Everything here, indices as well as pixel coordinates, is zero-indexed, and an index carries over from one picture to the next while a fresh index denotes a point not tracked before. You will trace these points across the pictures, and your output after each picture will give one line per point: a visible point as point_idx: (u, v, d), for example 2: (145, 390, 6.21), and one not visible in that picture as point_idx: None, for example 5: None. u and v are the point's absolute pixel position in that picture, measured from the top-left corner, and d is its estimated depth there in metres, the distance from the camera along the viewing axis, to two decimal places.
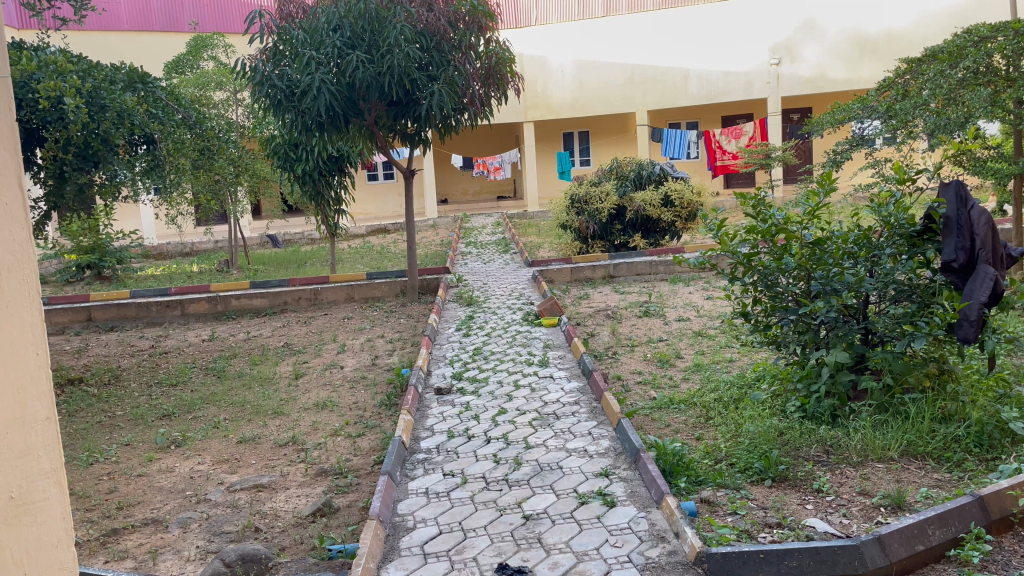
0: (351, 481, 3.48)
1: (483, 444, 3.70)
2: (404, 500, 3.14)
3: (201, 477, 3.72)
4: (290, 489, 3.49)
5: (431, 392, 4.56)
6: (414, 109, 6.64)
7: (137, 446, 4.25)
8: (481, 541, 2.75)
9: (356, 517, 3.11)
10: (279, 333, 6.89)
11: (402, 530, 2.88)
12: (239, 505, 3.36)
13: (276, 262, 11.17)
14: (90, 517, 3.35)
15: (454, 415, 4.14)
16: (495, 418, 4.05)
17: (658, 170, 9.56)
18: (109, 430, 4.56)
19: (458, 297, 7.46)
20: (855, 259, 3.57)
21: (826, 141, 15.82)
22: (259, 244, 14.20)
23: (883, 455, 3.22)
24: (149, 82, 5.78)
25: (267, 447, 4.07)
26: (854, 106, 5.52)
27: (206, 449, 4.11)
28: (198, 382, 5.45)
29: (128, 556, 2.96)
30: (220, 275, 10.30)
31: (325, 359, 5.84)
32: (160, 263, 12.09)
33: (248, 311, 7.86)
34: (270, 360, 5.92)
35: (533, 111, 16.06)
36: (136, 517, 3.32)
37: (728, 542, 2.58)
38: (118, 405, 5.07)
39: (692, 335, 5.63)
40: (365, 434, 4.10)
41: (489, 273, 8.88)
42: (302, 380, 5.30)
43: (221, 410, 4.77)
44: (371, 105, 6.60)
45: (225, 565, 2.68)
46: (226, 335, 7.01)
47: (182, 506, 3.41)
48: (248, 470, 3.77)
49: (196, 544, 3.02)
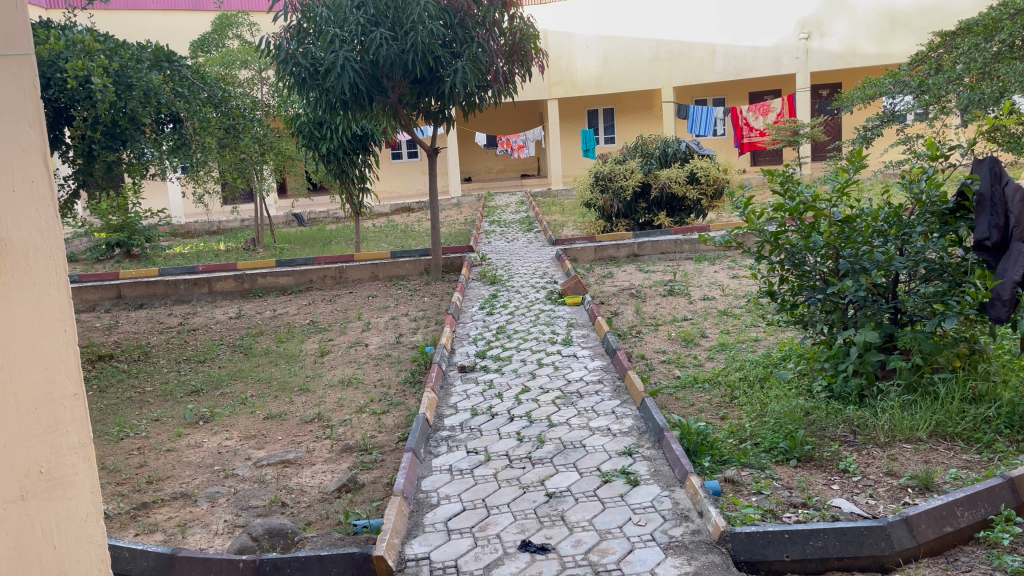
0: (375, 457, 3.51)
1: (507, 422, 3.71)
2: (428, 477, 3.16)
3: (229, 452, 3.78)
4: (315, 464, 3.53)
5: (454, 370, 4.58)
6: (437, 86, 6.61)
7: (166, 421, 4.31)
8: (504, 518, 2.77)
9: (381, 493, 3.14)
10: (305, 311, 6.95)
11: (426, 506, 2.90)
12: (266, 480, 3.40)
13: (301, 241, 11.25)
14: (121, 490, 3.42)
15: (478, 393, 4.16)
16: (519, 396, 4.06)
17: (684, 147, 9.48)
18: (138, 405, 4.64)
19: (481, 276, 7.47)
20: (885, 237, 3.48)
21: (855, 117, 15.55)
22: (284, 223, 14.29)
23: (911, 435, 3.18)
24: (176, 61, 5.84)
25: (293, 423, 4.12)
26: (885, 81, 5.38)
27: (233, 425, 4.17)
28: (225, 359, 5.53)
29: (157, 529, 3.01)
30: (246, 253, 10.40)
31: (349, 336, 5.88)
32: (187, 242, 12.24)
33: (274, 289, 7.94)
34: (296, 337, 5.98)
35: (557, 88, 16.00)
36: (164, 491, 3.38)
37: (752, 522, 2.58)
38: (147, 381, 5.16)
39: (717, 314, 5.59)
40: (390, 411, 4.14)
41: (513, 252, 8.87)
42: (328, 357, 5.35)
43: (247, 387, 4.83)
44: (394, 83, 6.57)
45: (252, 540, 2.74)
46: (253, 312, 7.09)
47: (211, 480, 3.46)
48: (274, 445, 3.82)
49: (224, 518, 3.07)
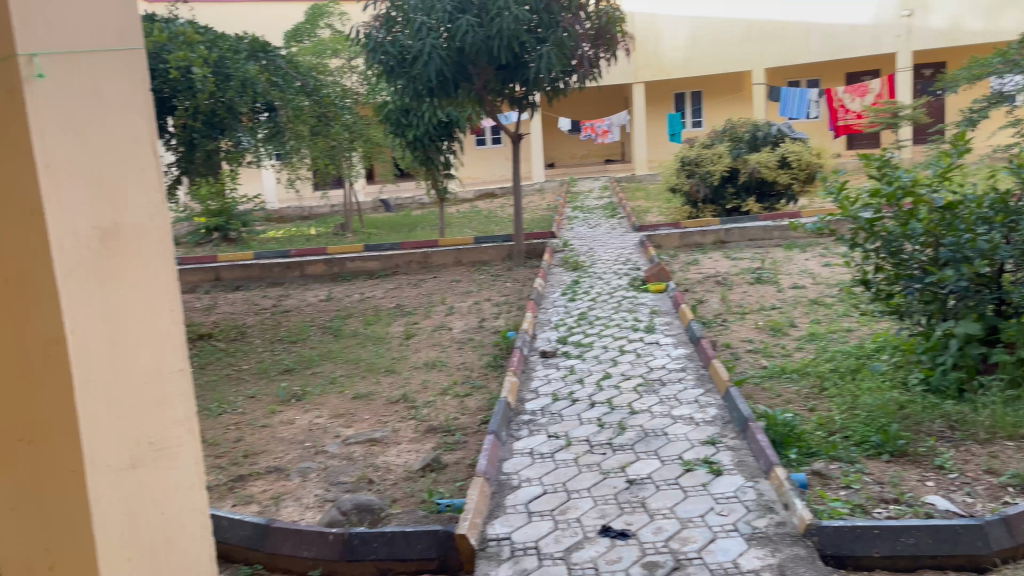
0: (458, 439, 3.58)
1: (588, 408, 3.72)
2: (509, 460, 3.20)
3: (319, 429, 3.93)
4: (401, 444, 3.63)
5: (536, 355, 4.62)
6: (522, 72, 6.61)
7: (261, 398, 4.52)
8: (585, 503, 2.78)
9: (464, 474, 3.20)
10: (392, 295, 7.12)
11: (507, 488, 2.95)
12: (354, 457, 3.52)
13: (389, 227, 11.50)
14: (220, 462, 3.61)
15: (559, 378, 4.18)
16: (600, 382, 4.05)
17: (775, 131, 9.21)
18: (236, 382, 4.87)
19: (564, 262, 7.46)
20: (990, 224, 3.32)
21: (961, 98, 14.71)
22: (372, 208, 14.64)
23: (1015, 433, 3.02)
24: (270, 52, 6.02)
25: (380, 403, 4.24)
26: (995, 59, 5.07)
27: (323, 403, 4.33)
28: (316, 340, 5.73)
29: (253, 500, 3.17)
30: (336, 238, 10.70)
31: (434, 320, 6.00)
32: (281, 227, 12.69)
33: (363, 273, 8.16)
34: (382, 320, 6.14)
35: (644, 72, 15.90)
36: (260, 464, 3.54)
37: (839, 516, 2.51)
38: (244, 359, 5.40)
39: (808, 303, 5.43)
40: (473, 394, 4.21)
41: (597, 237, 8.82)
42: (413, 340, 5.47)
43: (337, 367, 5.00)
44: (480, 70, 6.59)
45: (341, 514, 2.85)
46: (342, 295, 7.30)
47: (302, 456, 3.61)
48: (362, 424, 3.95)
49: (315, 493, 3.20)
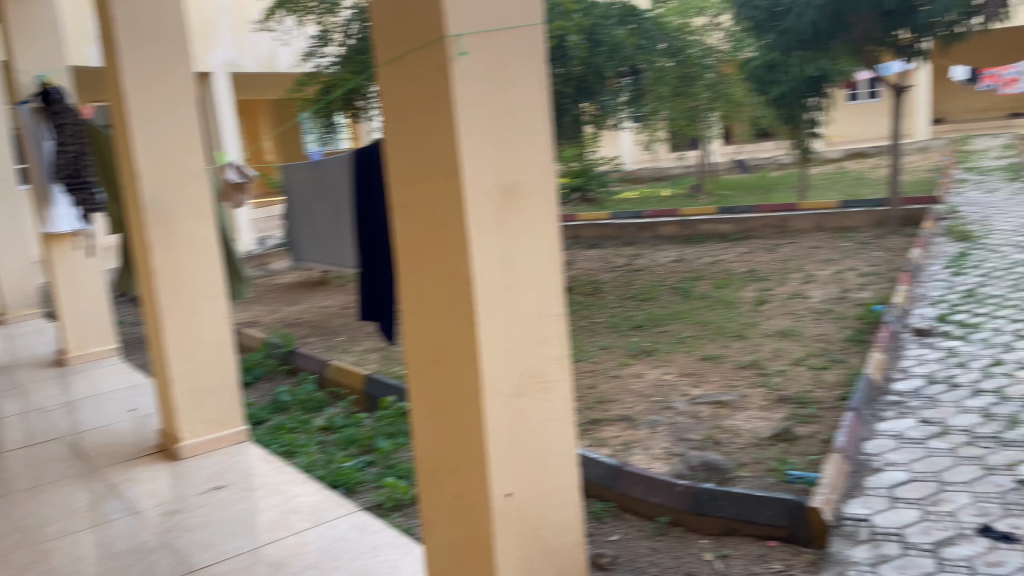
0: (813, 412, 3.43)
1: (971, 396, 3.30)
2: (871, 441, 3.00)
3: (667, 385, 4.04)
4: (750, 409, 3.58)
5: (908, 333, 4.20)
6: (912, 18, 5.97)
7: (613, 350, 4.77)
8: (961, 497, 2.51)
9: (818, 448, 3.07)
10: (745, 259, 6.96)
11: (868, 470, 2.77)
12: (702, 417, 3.57)
13: (744, 189, 11.19)
14: (576, 405, 3.91)
15: (935, 360, 3.76)
16: (988, 369, 3.56)
17: None
18: (591, 334, 5.20)
19: (949, 231, 6.59)
20: None
21: None
22: (727, 169, 14.33)
23: None
24: (638, 15, 6.12)
25: (729, 366, 4.22)
26: None
27: (672, 361, 4.44)
28: (666, 299, 5.85)
29: (606, 444, 3.39)
30: (689, 199, 10.72)
31: (790, 287, 5.74)
32: (637, 187, 13.05)
33: (715, 236, 8.08)
34: (734, 284, 6.05)
35: None
36: (612, 412, 3.77)
37: None
38: (599, 313, 5.73)
39: None
40: (830, 367, 3.97)
41: (993, 204, 7.64)
42: (766, 307, 5.31)
43: (686, 327, 5.07)
44: (861, 17, 6.06)
45: (689, 469, 2.92)
46: (693, 257, 7.32)
47: (651, 409, 3.75)
48: (710, 385, 3.97)
49: (663, 445, 3.32)
